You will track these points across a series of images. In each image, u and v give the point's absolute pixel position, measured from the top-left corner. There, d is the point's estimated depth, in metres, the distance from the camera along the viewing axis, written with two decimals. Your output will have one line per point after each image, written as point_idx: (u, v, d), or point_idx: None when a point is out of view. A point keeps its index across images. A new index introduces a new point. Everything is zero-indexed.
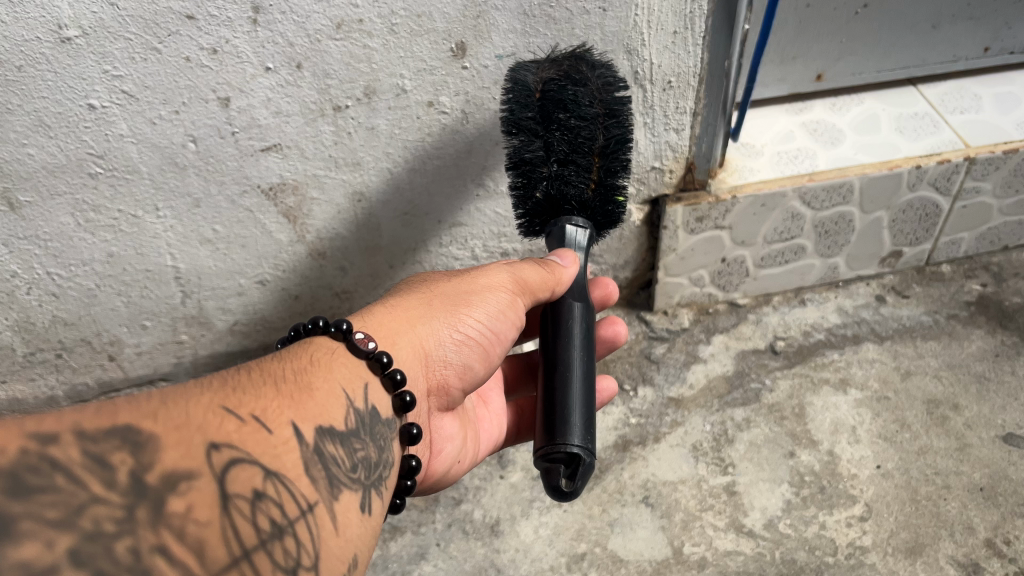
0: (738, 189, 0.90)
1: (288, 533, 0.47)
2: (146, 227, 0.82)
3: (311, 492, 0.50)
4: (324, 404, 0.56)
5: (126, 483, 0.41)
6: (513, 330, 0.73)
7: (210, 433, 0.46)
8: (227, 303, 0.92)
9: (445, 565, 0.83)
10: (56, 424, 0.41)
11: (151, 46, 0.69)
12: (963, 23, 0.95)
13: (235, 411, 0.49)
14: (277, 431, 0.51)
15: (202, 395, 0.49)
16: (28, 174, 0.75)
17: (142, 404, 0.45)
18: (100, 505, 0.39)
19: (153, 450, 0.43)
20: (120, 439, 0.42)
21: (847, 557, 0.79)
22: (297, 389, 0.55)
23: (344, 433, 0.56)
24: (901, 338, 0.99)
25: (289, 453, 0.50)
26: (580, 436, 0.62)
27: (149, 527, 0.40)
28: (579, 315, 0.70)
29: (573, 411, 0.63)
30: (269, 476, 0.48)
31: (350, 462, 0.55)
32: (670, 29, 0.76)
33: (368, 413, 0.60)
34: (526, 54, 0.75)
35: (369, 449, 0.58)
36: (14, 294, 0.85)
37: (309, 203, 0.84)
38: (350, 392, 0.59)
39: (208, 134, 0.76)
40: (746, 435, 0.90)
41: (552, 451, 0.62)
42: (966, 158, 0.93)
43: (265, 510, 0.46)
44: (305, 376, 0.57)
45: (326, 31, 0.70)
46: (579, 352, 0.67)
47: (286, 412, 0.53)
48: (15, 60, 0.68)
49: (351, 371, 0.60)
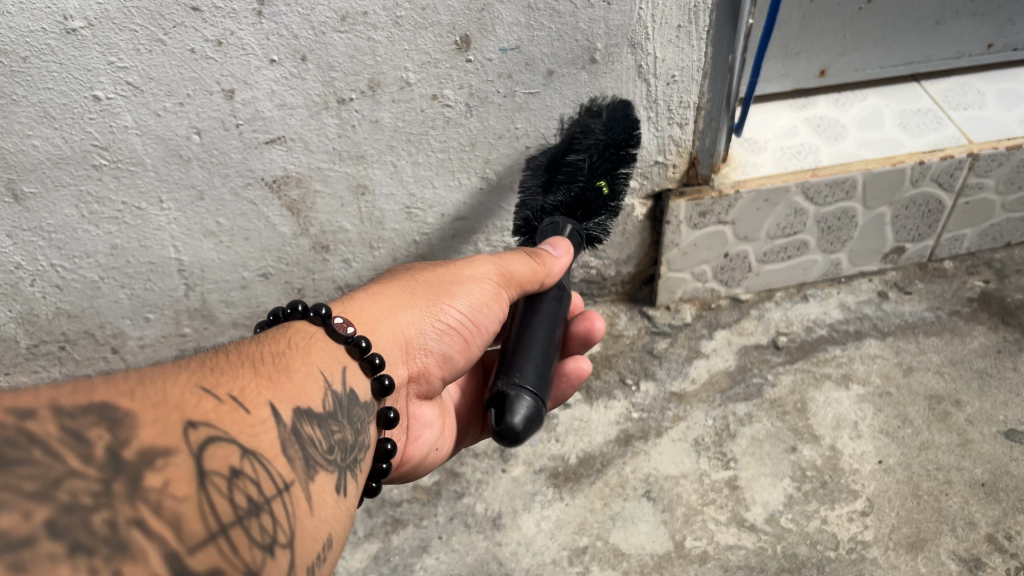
0: (742, 183, 0.91)
1: (265, 511, 0.47)
2: (150, 219, 0.82)
3: (287, 471, 0.51)
4: (302, 386, 0.56)
5: (103, 458, 0.40)
6: (495, 321, 0.76)
7: (187, 412, 0.46)
8: (230, 296, 0.92)
9: (447, 558, 0.83)
10: (33, 400, 0.40)
11: (156, 37, 0.69)
12: (967, 19, 0.95)
13: (213, 391, 0.49)
14: (254, 411, 0.51)
15: (180, 375, 0.49)
16: (33, 165, 0.75)
17: (120, 383, 0.45)
18: (76, 478, 0.39)
19: (131, 426, 0.42)
20: (97, 415, 0.42)
21: (848, 552, 0.79)
22: (275, 370, 0.56)
23: (321, 416, 0.57)
24: (903, 334, 0.99)
25: (266, 432, 0.51)
26: (532, 381, 0.68)
27: (126, 500, 0.39)
28: (551, 292, 0.76)
29: (530, 360, 0.69)
30: (246, 454, 0.48)
31: (327, 444, 0.56)
32: (674, 22, 0.76)
33: (346, 396, 0.61)
34: (530, 48, 0.75)
35: (345, 432, 0.60)
36: (18, 285, 0.85)
37: (313, 195, 0.84)
38: (328, 374, 0.60)
39: (212, 126, 0.76)
40: (748, 429, 0.90)
41: (507, 391, 0.67)
42: (970, 154, 0.93)
43: (242, 487, 0.46)
44: (283, 359, 0.58)
45: (331, 24, 0.70)
46: (544, 320, 0.73)
47: (264, 392, 0.53)
48: (20, 51, 0.68)
49: (330, 355, 0.61)
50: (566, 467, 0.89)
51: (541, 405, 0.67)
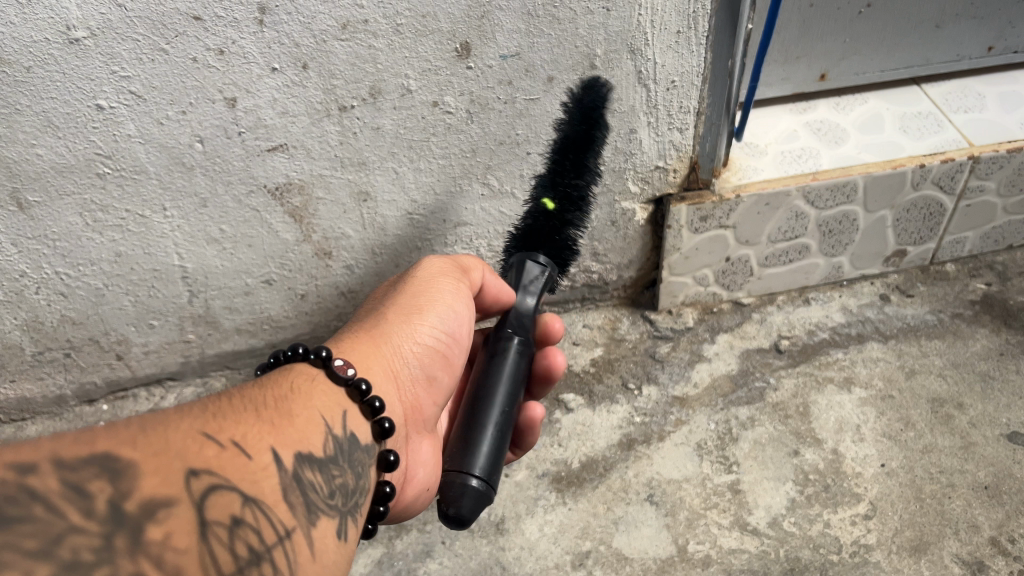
0: (742, 188, 0.91)
1: (266, 560, 0.47)
2: (154, 227, 0.83)
3: (288, 518, 0.50)
4: (303, 430, 0.56)
5: (105, 511, 0.40)
6: (467, 332, 0.76)
7: (190, 460, 0.46)
8: (233, 302, 0.92)
9: (451, 563, 0.83)
10: (34, 454, 0.40)
11: (159, 47, 0.69)
12: (967, 23, 0.95)
13: (214, 438, 0.49)
14: (255, 457, 0.51)
15: (181, 423, 0.49)
16: (37, 174, 0.76)
17: (121, 433, 0.45)
18: (78, 534, 0.39)
19: (132, 477, 0.43)
20: (99, 466, 0.42)
21: (851, 555, 0.79)
22: (277, 415, 0.55)
23: (322, 460, 0.56)
24: (906, 337, 0.99)
25: (267, 479, 0.50)
26: (483, 467, 0.65)
27: (128, 554, 0.39)
28: (513, 356, 0.72)
29: (483, 442, 0.66)
30: (247, 502, 0.48)
31: (328, 489, 0.55)
32: (673, 28, 0.77)
33: (347, 439, 0.59)
34: (530, 54, 0.76)
35: (347, 476, 0.58)
36: (23, 293, 0.86)
37: (315, 202, 0.84)
38: (329, 419, 0.59)
39: (215, 134, 0.76)
40: (751, 433, 0.90)
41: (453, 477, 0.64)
42: (970, 157, 0.93)
43: (243, 536, 0.46)
44: (285, 404, 0.57)
45: (332, 32, 0.71)
46: (503, 388, 0.70)
47: (265, 438, 0.53)
48: (23, 61, 0.68)
49: (329, 398, 0.60)
50: (568, 472, 0.89)
51: (492, 492, 0.65)
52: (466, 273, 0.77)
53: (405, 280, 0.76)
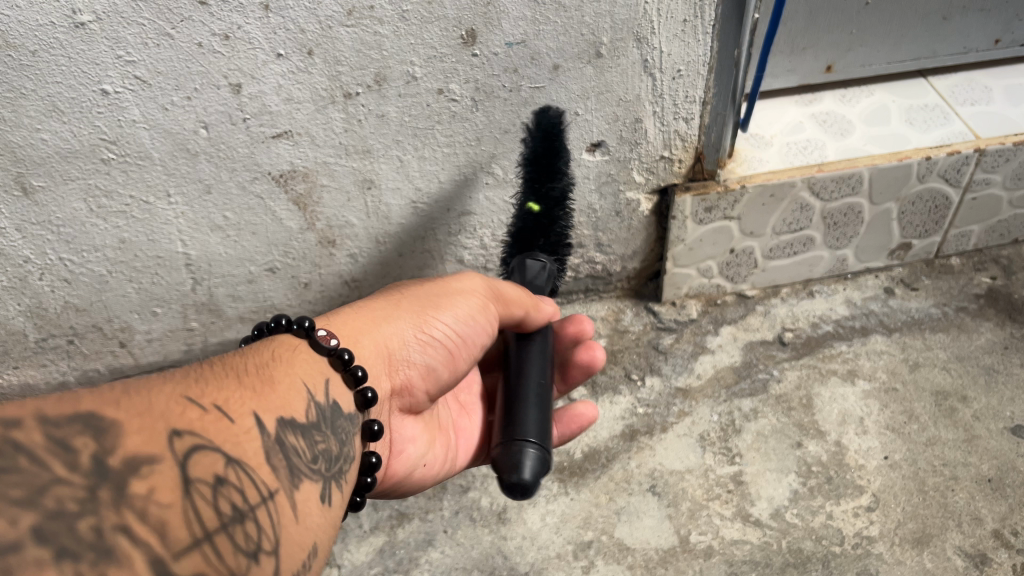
0: (747, 179, 0.90)
1: (249, 518, 0.48)
2: (157, 214, 0.83)
3: (271, 480, 0.51)
4: (286, 396, 0.57)
5: (89, 466, 0.41)
6: (481, 339, 0.75)
7: (172, 420, 0.47)
8: (237, 290, 0.92)
9: (453, 552, 0.83)
10: (19, 410, 0.42)
11: (164, 31, 0.69)
12: (974, 15, 0.95)
13: (197, 401, 0.50)
14: (238, 420, 0.51)
15: (165, 386, 0.50)
16: (42, 159, 0.76)
17: (105, 394, 0.46)
18: (63, 485, 0.40)
19: (115, 434, 0.43)
20: (83, 423, 0.43)
21: (853, 547, 0.79)
22: (259, 381, 0.56)
23: (305, 426, 0.57)
24: (910, 330, 0.99)
25: (250, 441, 0.51)
26: (535, 434, 0.65)
27: (111, 506, 0.40)
28: (537, 347, 0.74)
29: (528, 413, 0.67)
30: (231, 463, 0.49)
31: (311, 454, 0.56)
32: (680, 17, 0.76)
33: (329, 408, 0.60)
34: (536, 42, 0.75)
35: (330, 443, 0.59)
36: (27, 279, 0.86)
37: (320, 189, 0.84)
38: (312, 387, 0.60)
39: (219, 121, 0.76)
40: (754, 425, 0.90)
41: (508, 449, 0.64)
42: (977, 149, 0.93)
43: (227, 494, 0.47)
44: (266, 370, 0.58)
45: (337, 18, 0.71)
46: (536, 362, 0.73)
47: (249, 403, 0.54)
48: (29, 45, 0.68)
49: (312, 366, 0.61)
50: (571, 462, 0.89)
51: (547, 456, 0.65)
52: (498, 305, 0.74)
53: (432, 281, 0.76)
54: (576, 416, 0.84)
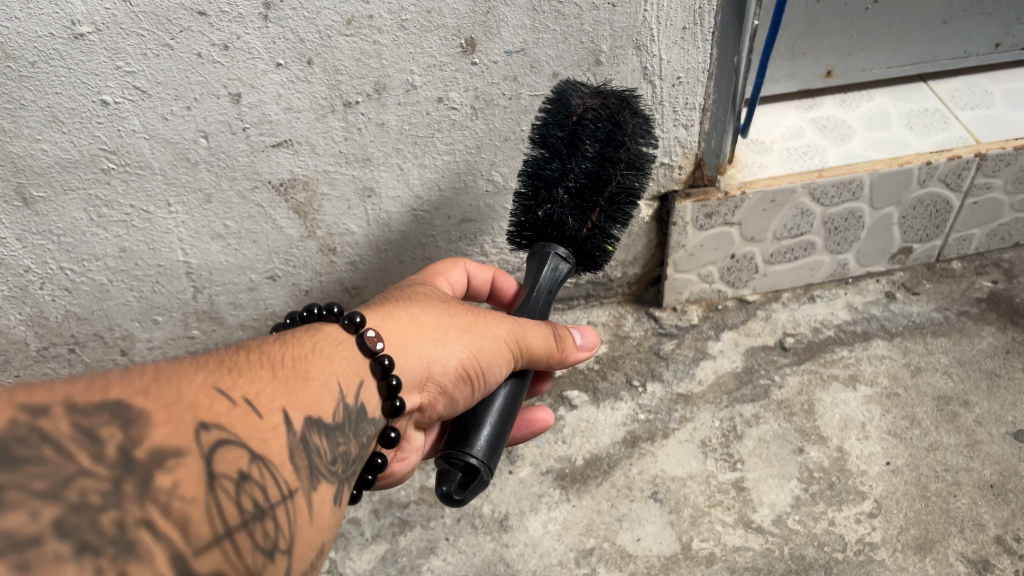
0: (748, 184, 0.90)
1: (269, 516, 0.47)
2: (158, 223, 0.83)
3: (293, 478, 0.51)
4: (316, 395, 0.55)
5: (114, 457, 0.41)
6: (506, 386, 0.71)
7: (200, 413, 0.47)
8: (238, 298, 0.92)
9: (455, 560, 0.83)
10: (47, 397, 0.42)
11: (163, 42, 0.69)
12: (974, 19, 0.95)
13: (227, 393, 0.49)
14: (266, 416, 0.51)
15: (196, 374, 0.50)
16: (42, 170, 0.76)
17: (135, 381, 0.46)
18: (86, 477, 0.40)
19: (142, 425, 0.43)
20: (110, 413, 0.43)
21: (855, 554, 0.78)
22: (292, 375, 0.55)
23: (330, 426, 0.56)
24: (912, 335, 0.99)
25: (275, 439, 0.50)
26: (483, 451, 0.66)
27: (135, 500, 0.40)
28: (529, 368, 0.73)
29: (484, 426, 0.67)
30: (254, 459, 0.48)
31: (331, 455, 0.55)
32: (679, 24, 0.76)
33: (356, 410, 0.59)
34: (536, 50, 0.75)
35: (350, 445, 0.58)
36: (28, 288, 0.86)
37: (320, 198, 0.84)
38: (343, 386, 0.59)
39: (219, 130, 0.76)
40: (755, 431, 0.90)
41: (453, 458, 0.66)
42: (977, 154, 0.93)
43: (249, 491, 0.46)
44: (301, 363, 0.57)
45: (337, 27, 0.71)
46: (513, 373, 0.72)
47: (279, 398, 0.53)
48: (28, 57, 0.68)
49: (349, 365, 0.60)
50: (573, 469, 0.89)
51: (489, 475, 0.66)
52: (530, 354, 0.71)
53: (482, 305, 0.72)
54: (533, 420, 0.83)
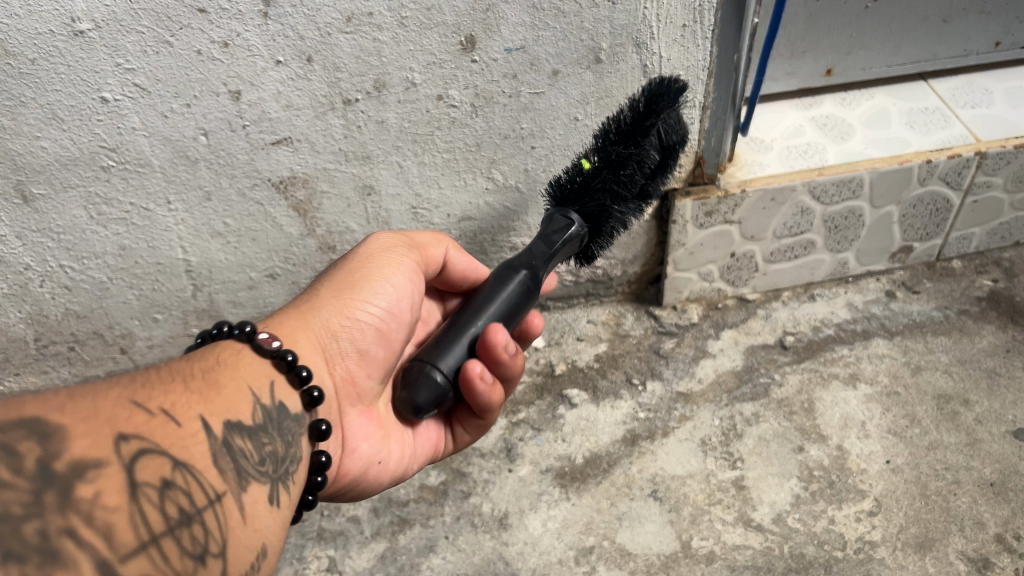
0: (748, 183, 0.90)
1: (195, 521, 0.48)
2: (158, 221, 0.83)
3: (217, 483, 0.51)
4: (231, 400, 0.56)
5: (34, 470, 0.41)
6: (407, 311, 0.74)
7: (119, 424, 0.47)
8: (237, 296, 0.92)
9: (454, 558, 0.82)
10: None
11: (163, 39, 0.69)
12: (973, 17, 0.95)
13: (144, 405, 0.50)
14: (184, 424, 0.51)
15: (110, 389, 0.49)
16: (42, 167, 0.76)
17: (52, 396, 0.45)
18: (8, 490, 0.40)
19: (62, 438, 0.43)
20: (27, 428, 0.42)
21: (855, 552, 0.78)
22: (205, 385, 0.56)
23: (250, 428, 0.57)
24: (912, 334, 0.99)
25: (196, 445, 0.51)
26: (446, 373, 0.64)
27: (57, 511, 0.40)
28: (509, 291, 0.68)
29: (453, 351, 0.65)
30: (177, 466, 0.49)
31: (257, 456, 0.56)
32: (679, 22, 0.76)
33: (275, 409, 0.60)
34: (536, 48, 0.75)
35: (276, 444, 0.59)
36: (28, 286, 0.86)
37: (319, 196, 0.84)
38: (257, 389, 0.60)
39: (219, 127, 0.76)
40: (755, 429, 0.90)
41: (415, 371, 0.64)
42: (977, 152, 0.93)
43: (174, 498, 0.47)
44: (212, 374, 0.57)
45: (337, 25, 0.71)
46: (500, 301, 0.68)
47: (194, 406, 0.53)
48: (28, 53, 0.68)
49: (258, 370, 0.61)
50: (572, 467, 0.89)
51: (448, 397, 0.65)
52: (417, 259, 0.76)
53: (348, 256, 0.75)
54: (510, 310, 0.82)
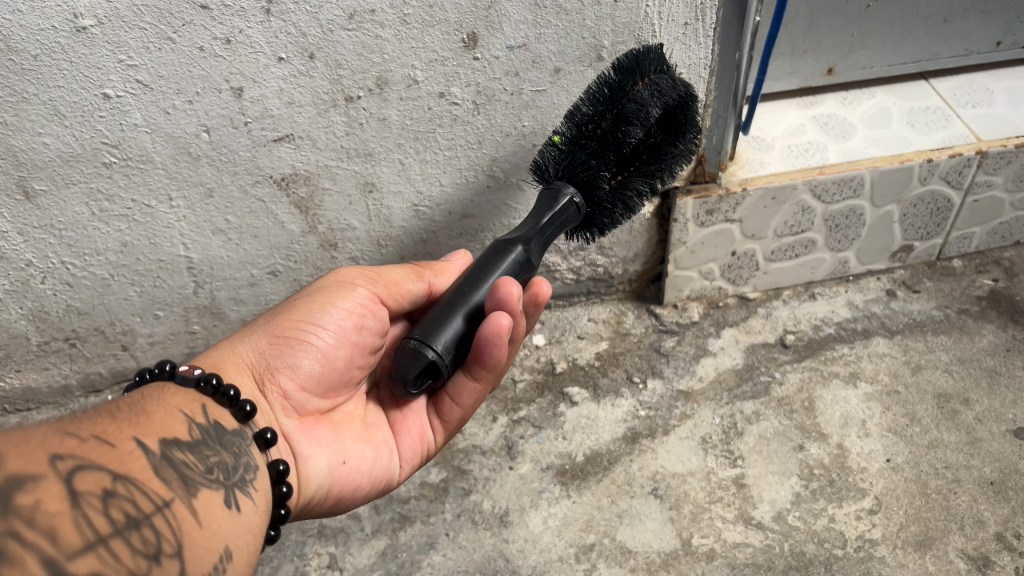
0: (749, 181, 0.90)
1: (146, 524, 0.47)
2: (159, 217, 0.83)
3: (165, 490, 0.51)
4: (164, 422, 0.56)
5: None
6: (349, 327, 0.74)
7: (51, 446, 0.46)
8: (239, 294, 0.92)
9: (454, 555, 0.82)
10: None
11: (165, 36, 0.69)
12: (974, 17, 0.95)
13: (75, 431, 0.49)
14: (120, 443, 0.51)
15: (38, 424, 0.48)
16: (44, 163, 0.76)
17: None
18: None
19: None
20: None
21: (856, 550, 0.78)
22: (133, 414, 0.55)
23: (189, 443, 0.56)
24: (912, 333, 0.99)
25: (136, 459, 0.50)
26: (443, 349, 0.63)
27: None
28: (502, 264, 0.69)
29: (450, 326, 0.65)
30: (119, 478, 0.48)
31: (203, 466, 0.56)
32: (681, 20, 0.77)
33: (212, 426, 0.60)
34: (537, 45, 0.76)
35: (222, 455, 0.59)
36: (29, 283, 0.86)
37: (321, 193, 0.84)
38: (189, 411, 0.60)
39: (220, 124, 0.76)
40: (756, 428, 0.90)
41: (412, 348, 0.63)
42: (978, 152, 0.93)
43: (119, 504, 0.46)
44: (138, 405, 0.57)
45: (339, 22, 0.71)
46: (498, 272, 0.69)
47: (126, 429, 0.53)
48: (30, 49, 0.68)
49: (185, 398, 0.61)
50: (573, 465, 0.89)
51: (444, 372, 0.64)
52: (362, 277, 0.76)
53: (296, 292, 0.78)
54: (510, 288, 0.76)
